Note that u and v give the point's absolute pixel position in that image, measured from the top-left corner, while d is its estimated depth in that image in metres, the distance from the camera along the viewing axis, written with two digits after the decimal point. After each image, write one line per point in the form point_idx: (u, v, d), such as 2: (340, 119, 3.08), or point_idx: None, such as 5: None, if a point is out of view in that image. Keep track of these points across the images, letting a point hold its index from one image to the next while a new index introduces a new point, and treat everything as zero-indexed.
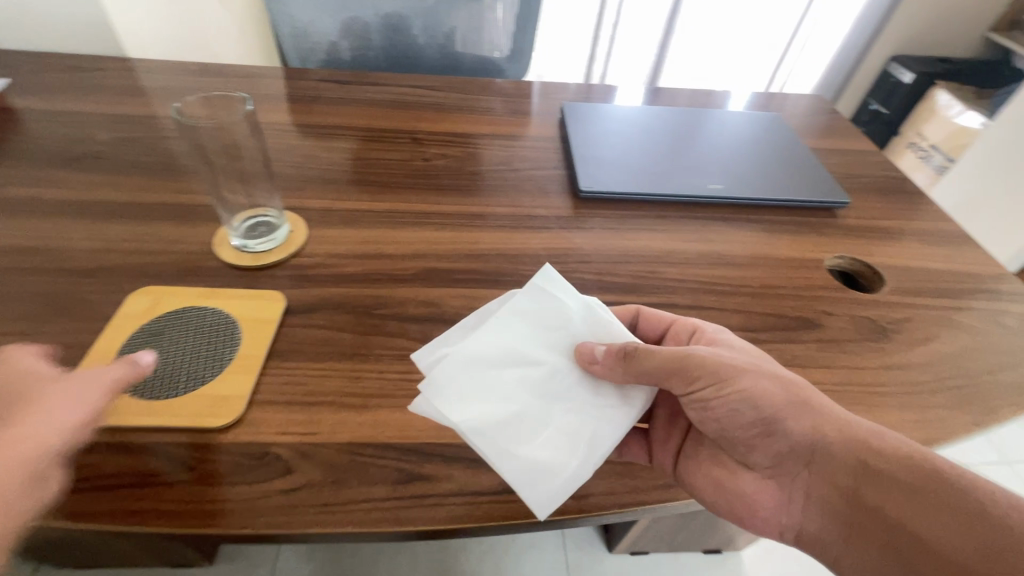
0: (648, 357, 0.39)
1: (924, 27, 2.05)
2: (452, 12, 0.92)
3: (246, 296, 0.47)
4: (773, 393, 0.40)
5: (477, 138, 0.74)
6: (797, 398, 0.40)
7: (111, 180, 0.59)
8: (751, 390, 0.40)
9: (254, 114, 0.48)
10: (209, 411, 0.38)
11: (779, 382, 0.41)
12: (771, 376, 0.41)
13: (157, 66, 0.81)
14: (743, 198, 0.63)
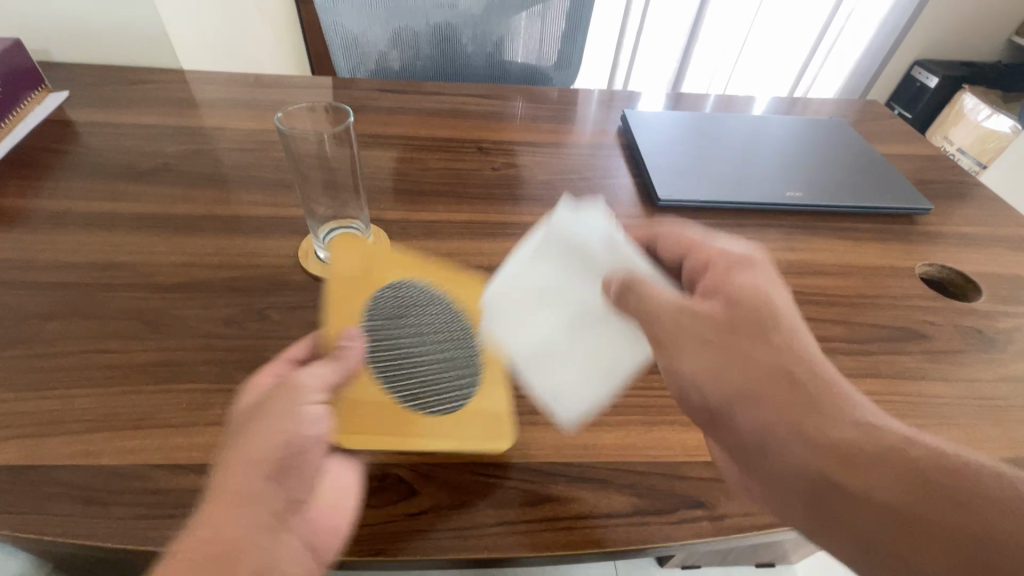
0: (642, 296, 0.38)
1: (947, 31, 2.04)
2: (502, 22, 0.92)
3: (465, 283, 0.46)
4: (728, 365, 0.35)
5: (540, 147, 0.73)
6: (775, 372, 0.34)
7: (185, 193, 0.58)
8: (711, 363, 0.35)
9: (350, 126, 0.46)
10: (492, 427, 0.38)
11: (747, 357, 0.35)
12: (733, 347, 0.35)
13: (211, 78, 0.81)
14: (827, 205, 0.62)
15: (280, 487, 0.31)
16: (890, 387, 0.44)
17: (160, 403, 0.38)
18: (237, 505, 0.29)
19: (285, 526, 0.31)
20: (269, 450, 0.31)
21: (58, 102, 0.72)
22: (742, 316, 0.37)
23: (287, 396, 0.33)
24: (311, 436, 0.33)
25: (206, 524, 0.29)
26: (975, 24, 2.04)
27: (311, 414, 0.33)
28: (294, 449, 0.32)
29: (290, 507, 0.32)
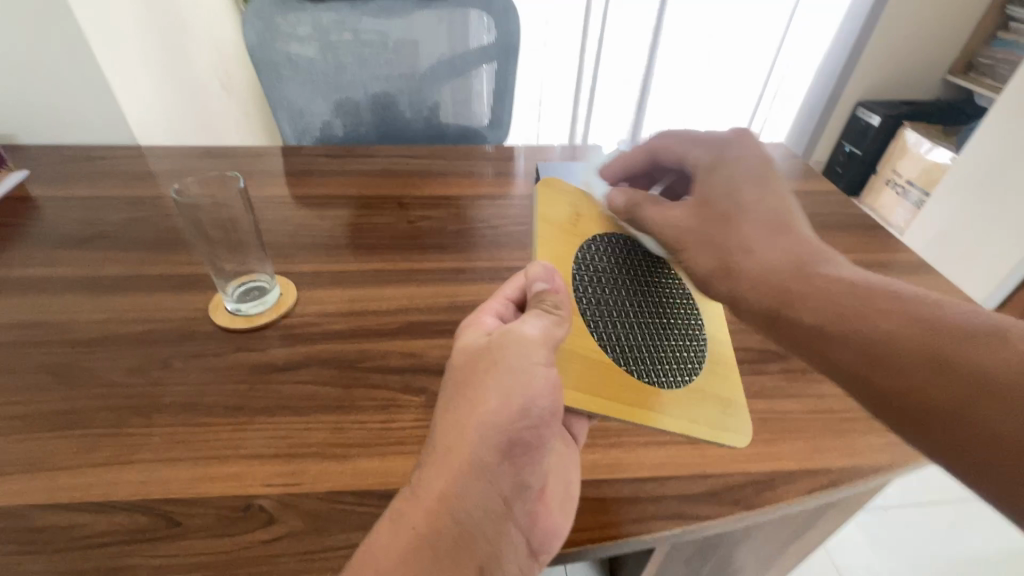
0: (670, 220, 0.50)
1: (884, 74, 2.18)
2: (435, 89, 1.01)
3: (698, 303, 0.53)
4: (781, 282, 0.44)
5: (459, 200, 0.79)
6: (829, 304, 0.40)
7: (118, 256, 0.63)
8: (766, 291, 0.44)
9: (246, 191, 0.52)
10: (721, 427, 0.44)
11: (818, 289, 0.42)
12: (806, 278, 0.43)
13: (165, 151, 0.89)
14: None
15: (511, 461, 0.37)
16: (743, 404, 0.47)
17: (53, 447, 0.42)
18: (463, 474, 0.35)
19: (520, 500, 0.38)
20: (505, 420, 0.37)
21: (19, 180, 0.79)
22: (712, 221, 0.49)
23: (523, 365, 0.38)
24: (550, 411, 0.38)
25: (442, 489, 0.35)
26: (910, 67, 2.18)
27: (554, 386, 0.39)
28: (531, 423, 0.37)
29: (517, 490, 0.38)
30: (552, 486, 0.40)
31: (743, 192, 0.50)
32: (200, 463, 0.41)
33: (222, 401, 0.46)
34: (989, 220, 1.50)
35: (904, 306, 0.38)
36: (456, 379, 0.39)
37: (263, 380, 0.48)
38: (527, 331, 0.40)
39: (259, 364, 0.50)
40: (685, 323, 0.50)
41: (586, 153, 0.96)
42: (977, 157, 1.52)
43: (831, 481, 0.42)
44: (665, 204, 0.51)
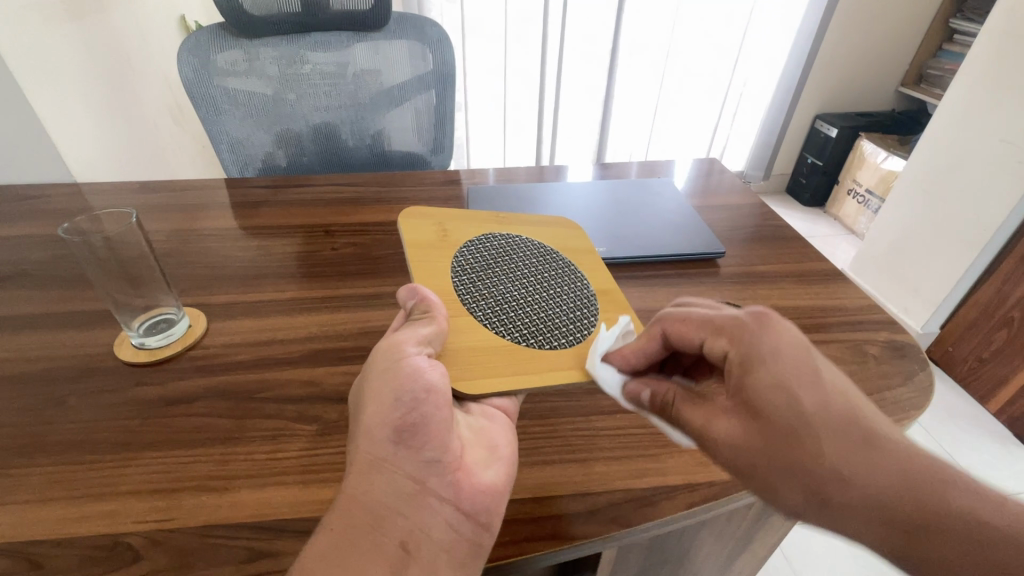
0: (722, 445, 0.39)
1: (839, 88, 2.25)
2: (376, 118, 1.03)
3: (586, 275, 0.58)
4: (833, 450, 0.36)
5: (389, 225, 0.80)
6: (886, 470, 0.35)
7: (32, 294, 0.63)
8: (817, 452, 0.36)
9: (140, 223, 0.54)
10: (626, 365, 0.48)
11: (877, 465, 0.35)
12: (866, 453, 0.35)
13: (103, 187, 0.89)
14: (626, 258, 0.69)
15: (404, 447, 0.38)
16: (637, 420, 0.48)
17: None
18: (360, 472, 0.37)
19: (432, 475, 0.38)
20: (382, 411, 0.38)
21: None
22: (770, 430, 0.37)
23: (393, 359, 0.41)
24: (427, 387, 0.39)
25: (348, 486, 0.37)
26: (863, 81, 2.25)
27: (432, 367, 0.41)
28: (409, 406, 0.38)
29: (428, 469, 0.38)
30: (470, 455, 0.40)
31: (779, 395, 0.38)
32: (74, 503, 0.41)
33: (109, 438, 0.46)
34: (937, 226, 1.53)
35: (935, 454, 0.36)
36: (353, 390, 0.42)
37: (156, 414, 0.48)
38: (398, 336, 0.43)
39: (155, 398, 0.50)
40: (577, 298, 0.55)
41: (552, 171, 0.97)
42: (915, 176, 1.58)
43: (713, 495, 0.42)
44: (695, 408, 0.41)
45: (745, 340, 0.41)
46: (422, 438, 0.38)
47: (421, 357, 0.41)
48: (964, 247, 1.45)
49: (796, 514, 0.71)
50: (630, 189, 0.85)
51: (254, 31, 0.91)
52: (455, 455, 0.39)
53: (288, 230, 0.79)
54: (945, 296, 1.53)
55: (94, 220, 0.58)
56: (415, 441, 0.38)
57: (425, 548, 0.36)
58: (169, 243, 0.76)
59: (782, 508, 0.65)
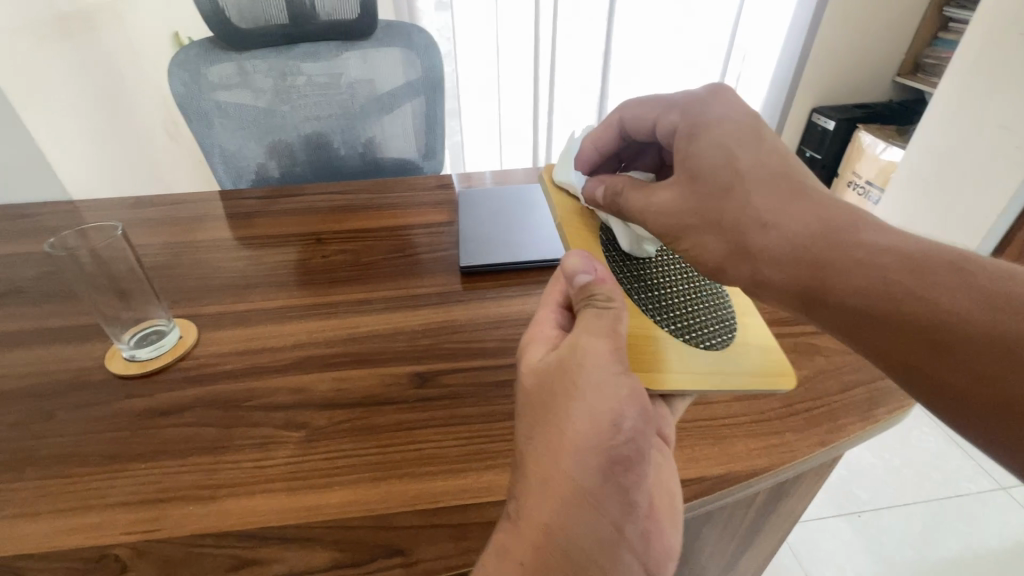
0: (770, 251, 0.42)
1: (834, 80, 2.24)
2: (367, 125, 1.04)
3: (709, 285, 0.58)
4: (797, 215, 0.41)
5: (380, 231, 0.80)
6: (887, 256, 0.38)
7: (26, 311, 0.64)
8: (867, 249, 0.38)
9: (127, 235, 0.55)
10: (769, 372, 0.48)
11: (858, 259, 0.38)
12: (834, 243, 0.39)
13: (98, 203, 0.90)
14: None
15: (613, 483, 0.37)
16: None
17: None
18: (562, 502, 0.37)
19: (628, 522, 0.37)
20: (595, 440, 0.37)
21: None
22: (825, 236, 0.40)
23: (601, 377, 0.39)
24: (640, 419, 0.38)
25: (541, 521, 0.36)
26: (858, 73, 2.24)
27: (632, 389, 0.39)
28: (626, 441, 0.37)
29: (625, 512, 0.37)
30: (666, 512, 0.39)
31: (759, 227, 0.42)
32: (62, 515, 0.41)
33: (98, 450, 0.46)
34: (939, 216, 1.51)
35: (882, 236, 0.39)
36: (535, 400, 0.41)
37: (146, 426, 0.48)
38: (591, 341, 0.41)
39: (145, 409, 0.50)
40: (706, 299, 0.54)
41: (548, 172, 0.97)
42: (913, 165, 1.57)
43: (703, 490, 0.41)
44: (673, 218, 0.48)
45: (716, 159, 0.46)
46: (631, 477, 0.37)
47: (629, 375, 0.40)
48: (967, 235, 1.44)
49: (799, 510, 0.69)
50: None
51: (243, 44, 0.92)
52: (651, 500, 0.39)
53: (281, 239, 0.80)
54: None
55: (78, 233, 0.59)
56: (624, 479, 0.37)
57: None
58: (162, 256, 0.76)
59: (785, 504, 0.63)
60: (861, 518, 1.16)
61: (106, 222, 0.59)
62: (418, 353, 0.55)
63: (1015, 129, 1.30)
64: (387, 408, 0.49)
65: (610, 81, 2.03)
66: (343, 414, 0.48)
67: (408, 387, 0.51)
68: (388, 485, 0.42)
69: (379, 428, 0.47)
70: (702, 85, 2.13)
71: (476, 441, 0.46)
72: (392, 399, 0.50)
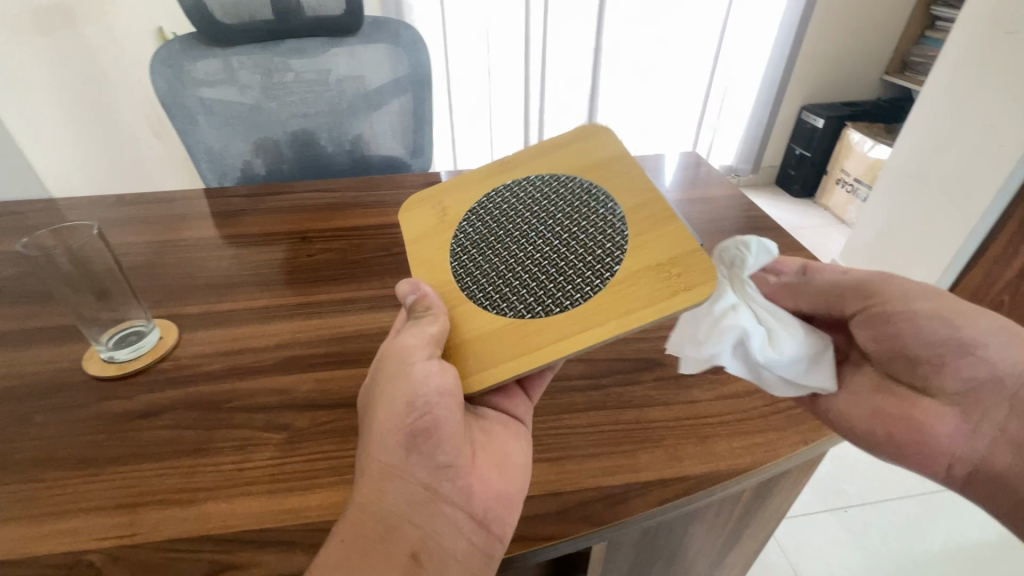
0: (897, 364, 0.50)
1: (824, 78, 2.25)
2: (354, 122, 1.02)
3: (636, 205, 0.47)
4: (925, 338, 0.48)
5: (367, 229, 0.79)
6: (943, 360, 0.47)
7: (3, 311, 0.62)
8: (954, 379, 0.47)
9: (103, 234, 0.54)
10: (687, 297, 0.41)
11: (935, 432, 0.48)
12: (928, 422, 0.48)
13: (79, 201, 0.89)
14: None
15: (416, 453, 0.39)
16: (610, 417, 0.47)
17: None
18: (372, 478, 0.38)
19: (444, 482, 0.39)
20: (394, 420, 0.39)
21: None
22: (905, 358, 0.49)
23: (401, 367, 0.41)
24: (442, 392, 0.40)
25: (358, 500, 0.37)
26: (848, 71, 2.25)
27: (440, 369, 0.41)
28: (421, 412, 0.39)
29: (438, 475, 0.39)
30: (482, 461, 0.41)
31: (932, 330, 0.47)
32: (35, 521, 0.40)
33: (74, 454, 0.45)
34: (926, 213, 1.52)
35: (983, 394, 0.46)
36: (365, 401, 0.43)
37: (123, 429, 0.47)
38: (404, 342, 0.43)
39: (123, 412, 0.49)
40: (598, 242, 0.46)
41: None
42: (902, 163, 1.58)
43: (686, 489, 0.41)
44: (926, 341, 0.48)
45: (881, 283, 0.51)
46: (433, 444, 0.39)
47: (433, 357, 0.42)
48: (953, 233, 1.45)
49: (785, 506, 0.70)
50: None
51: (227, 40, 0.91)
52: (465, 459, 0.41)
53: (266, 238, 0.79)
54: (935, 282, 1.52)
55: (55, 232, 0.58)
56: (425, 447, 0.39)
57: (436, 557, 0.37)
58: (144, 255, 0.75)
59: (771, 501, 0.64)
60: (848, 513, 1.17)
61: (85, 222, 0.58)
62: None
63: (1000, 128, 1.31)
64: None
65: (602, 79, 2.03)
66: (325, 415, 0.48)
67: None
68: None
69: (361, 429, 0.46)
70: (693, 82, 2.13)
71: None
72: None
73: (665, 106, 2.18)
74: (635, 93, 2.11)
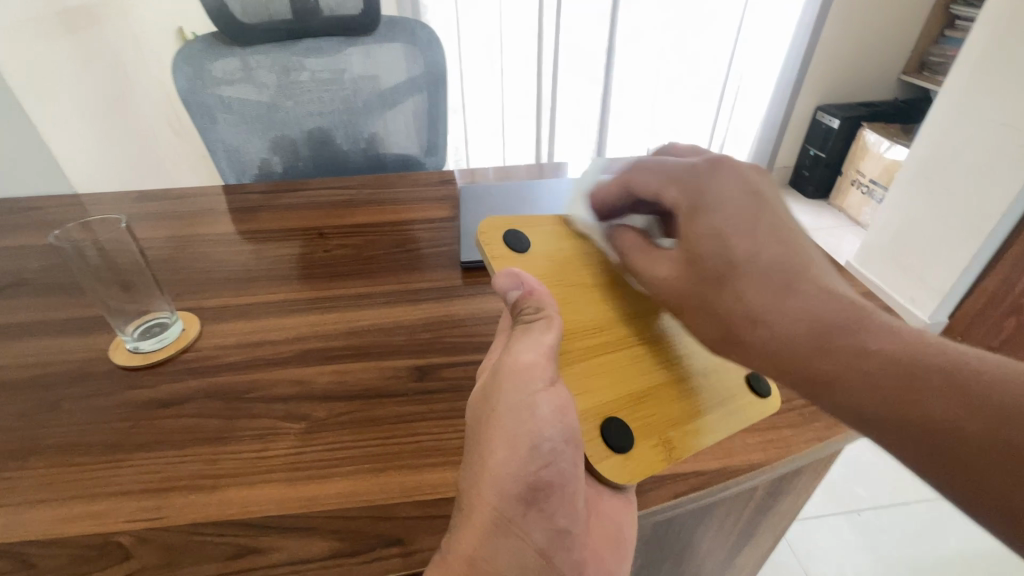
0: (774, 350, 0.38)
1: (839, 78, 2.23)
2: (369, 121, 1.04)
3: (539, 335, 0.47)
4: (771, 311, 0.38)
5: (382, 226, 0.80)
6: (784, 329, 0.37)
7: (31, 302, 0.64)
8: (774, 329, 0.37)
9: (131, 228, 0.56)
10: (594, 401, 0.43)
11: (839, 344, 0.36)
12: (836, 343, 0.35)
13: (102, 197, 0.91)
14: None
15: (535, 509, 0.37)
16: None
17: None
18: (485, 535, 0.35)
19: (558, 548, 0.38)
20: (518, 468, 0.36)
21: None
22: (699, 273, 0.41)
23: (522, 398, 0.38)
24: (563, 439, 0.37)
25: (468, 552, 0.35)
26: (863, 71, 2.23)
27: (559, 411, 0.38)
28: (546, 462, 0.37)
29: (551, 540, 0.37)
30: (595, 531, 0.39)
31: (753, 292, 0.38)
32: (66, 503, 0.41)
33: (101, 440, 0.46)
34: (944, 214, 1.50)
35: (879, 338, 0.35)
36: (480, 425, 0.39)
37: (149, 417, 0.49)
38: (523, 357, 0.40)
39: (148, 400, 0.50)
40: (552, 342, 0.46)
41: (548, 168, 0.97)
42: (917, 164, 1.56)
43: (700, 484, 0.42)
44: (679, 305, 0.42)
45: (710, 188, 0.44)
46: (552, 504, 0.37)
47: (558, 393, 0.39)
48: (971, 234, 1.43)
49: (797, 506, 0.70)
50: None
51: (247, 39, 0.93)
52: (583, 526, 0.38)
53: (283, 234, 0.80)
54: (953, 282, 1.50)
55: (82, 225, 0.59)
56: (546, 506, 0.37)
57: None
58: (165, 250, 0.77)
59: (783, 500, 0.64)
60: (860, 516, 1.17)
61: (112, 215, 0.60)
62: (418, 347, 0.56)
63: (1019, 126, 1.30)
64: (387, 401, 0.49)
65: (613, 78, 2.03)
66: (343, 406, 0.49)
67: (408, 380, 0.52)
68: (388, 476, 0.43)
69: (378, 420, 0.47)
70: (705, 82, 2.12)
71: None
72: (392, 391, 0.50)
73: (677, 106, 2.17)
74: (646, 93, 2.10)
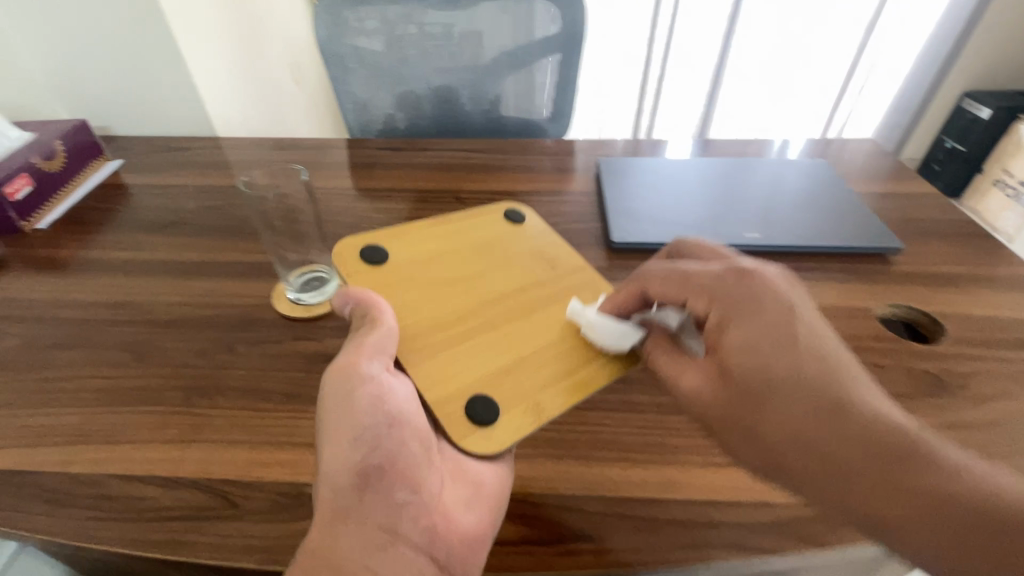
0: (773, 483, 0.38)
1: (997, 61, 1.94)
2: (497, 81, 1.00)
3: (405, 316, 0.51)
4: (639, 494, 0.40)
5: (515, 195, 0.78)
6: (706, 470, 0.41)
7: (193, 242, 0.67)
8: (775, 416, 0.38)
9: (309, 183, 0.57)
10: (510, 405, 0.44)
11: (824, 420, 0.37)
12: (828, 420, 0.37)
13: (241, 142, 0.93)
14: (783, 246, 0.62)
15: (371, 491, 0.37)
16: None
17: (126, 425, 0.44)
18: (326, 522, 0.36)
19: (404, 520, 0.37)
20: (346, 456, 0.38)
21: (115, 167, 0.85)
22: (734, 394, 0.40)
23: (339, 398, 0.40)
24: (386, 423, 0.39)
25: (314, 541, 0.35)
26: None
27: (373, 402, 0.40)
28: (371, 443, 0.38)
29: (395, 516, 0.37)
30: (450, 498, 0.39)
31: (754, 360, 0.40)
32: (255, 448, 0.43)
33: (278, 389, 0.47)
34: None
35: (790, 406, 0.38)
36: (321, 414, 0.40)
37: (316, 371, 0.49)
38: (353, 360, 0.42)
39: (315, 354, 0.51)
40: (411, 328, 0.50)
41: (688, 145, 0.89)
42: None
43: None
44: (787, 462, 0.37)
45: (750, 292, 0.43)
46: (387, 480, 0.38)
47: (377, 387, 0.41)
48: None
49: None
50: (783, 167, 0.76)
51: None
52: (427, 495, 0.39)
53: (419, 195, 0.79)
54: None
55: (295, 169, 0.60)
56: (379, 484, 0.38)
57: None
58: None
59: None
60: None
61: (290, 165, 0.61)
62: None
63: None
64: None
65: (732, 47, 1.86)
66: None
67: None
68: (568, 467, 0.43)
69: None
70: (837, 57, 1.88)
71: (650, 431, 0.45)
72: None
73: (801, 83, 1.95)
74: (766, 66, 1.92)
